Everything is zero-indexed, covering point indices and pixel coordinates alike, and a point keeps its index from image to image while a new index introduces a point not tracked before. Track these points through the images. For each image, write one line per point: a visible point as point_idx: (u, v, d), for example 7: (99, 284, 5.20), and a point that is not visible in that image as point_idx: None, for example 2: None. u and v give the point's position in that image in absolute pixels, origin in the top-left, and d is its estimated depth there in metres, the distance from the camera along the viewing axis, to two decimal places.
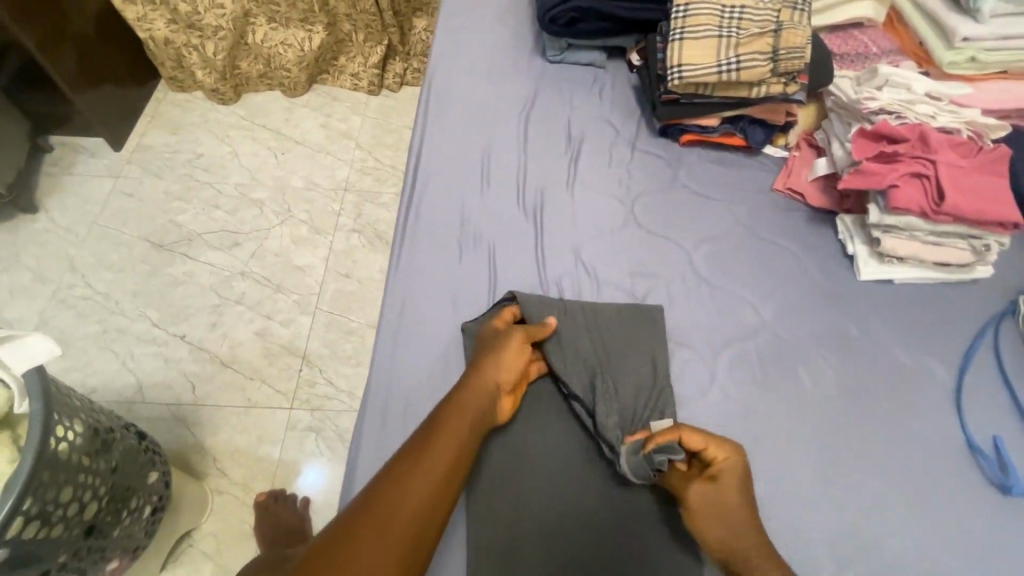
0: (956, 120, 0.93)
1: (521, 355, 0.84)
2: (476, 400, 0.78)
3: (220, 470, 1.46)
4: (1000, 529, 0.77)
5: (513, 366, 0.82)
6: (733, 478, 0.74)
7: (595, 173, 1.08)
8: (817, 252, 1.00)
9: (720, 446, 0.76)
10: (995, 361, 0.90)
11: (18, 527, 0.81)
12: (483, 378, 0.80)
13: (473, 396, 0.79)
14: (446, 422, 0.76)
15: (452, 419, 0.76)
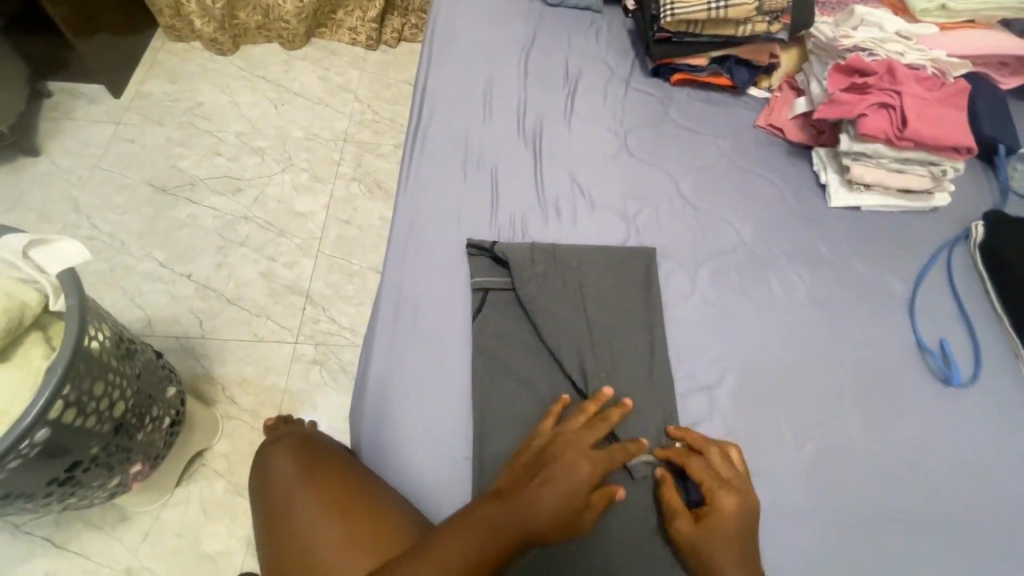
0: (922, 58, 1.01)
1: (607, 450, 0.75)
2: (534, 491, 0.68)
3: (229, 398, 1.54)
4: (939, 411, 0.88)
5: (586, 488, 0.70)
6: (724, 520, 0.72)
7: (591, 107, 1.15)
8: (793, 181, 1.09)
9: (720, 490, 0.74)
10: (947, 276, 1.00)
11: (59, 410, 0.88)
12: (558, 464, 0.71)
13: (534, 500, 0.68)
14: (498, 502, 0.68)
15: (490, 509, 0.67)
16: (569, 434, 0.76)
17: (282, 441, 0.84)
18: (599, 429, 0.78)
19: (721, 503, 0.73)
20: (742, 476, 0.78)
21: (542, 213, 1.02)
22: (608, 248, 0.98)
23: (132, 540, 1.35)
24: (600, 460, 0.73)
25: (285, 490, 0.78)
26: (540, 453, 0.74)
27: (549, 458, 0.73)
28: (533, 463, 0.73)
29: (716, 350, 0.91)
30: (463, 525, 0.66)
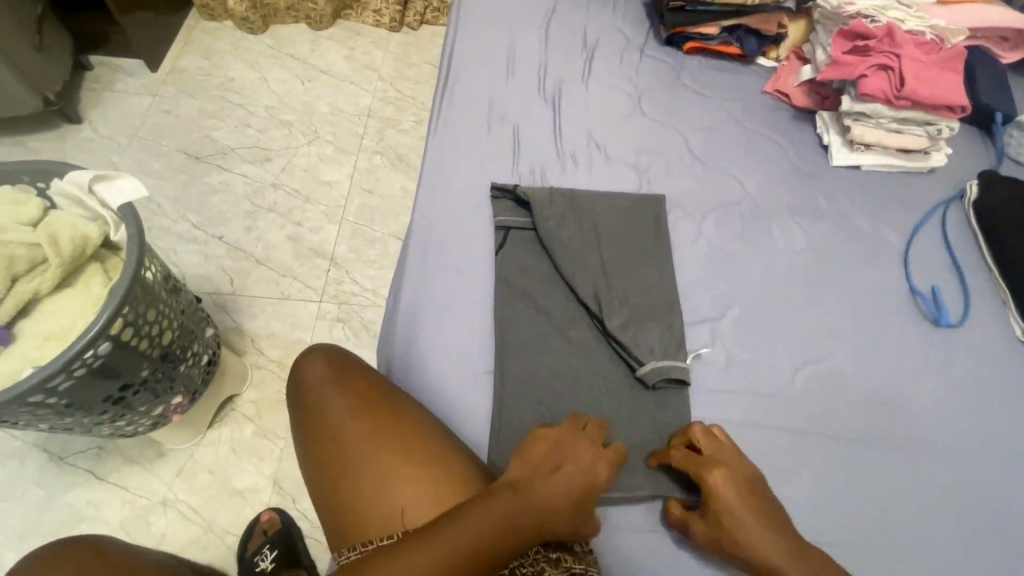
0: (922, 25, 1.07)
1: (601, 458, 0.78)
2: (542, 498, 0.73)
3: (258, 350, 1.63)
4: (927, 347, 0.95)
5: (588, 492, 0.75)
6: (727, 502, 0.76)
7: (608, 71, 1.23)
8: (797, 141, 1.16)
9: (706, 475, 0.78)
10: (941, 230, 1.07)
11: (118, 328, 0.97)
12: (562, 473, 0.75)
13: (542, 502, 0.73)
14: (509, 501, 0.72)
15: (503, 507, 0.71)
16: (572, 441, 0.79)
17: (316, 354, 0.92)
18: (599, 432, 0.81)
19: (716, 486, 0.77)
20: (727, 450, 0.81)
21: (560, 164, 1.09)
22: (618, 196, 1.05)
23: (167, 475, 1.44)
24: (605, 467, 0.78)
25: (318, 396, 0.87)
26: (549, 453, 0.77)
27: (556, 465, 0.76)
28: (540, 465, 0.76)
29: (719, 288, 0.98)
30: (478, 518, 0.70)
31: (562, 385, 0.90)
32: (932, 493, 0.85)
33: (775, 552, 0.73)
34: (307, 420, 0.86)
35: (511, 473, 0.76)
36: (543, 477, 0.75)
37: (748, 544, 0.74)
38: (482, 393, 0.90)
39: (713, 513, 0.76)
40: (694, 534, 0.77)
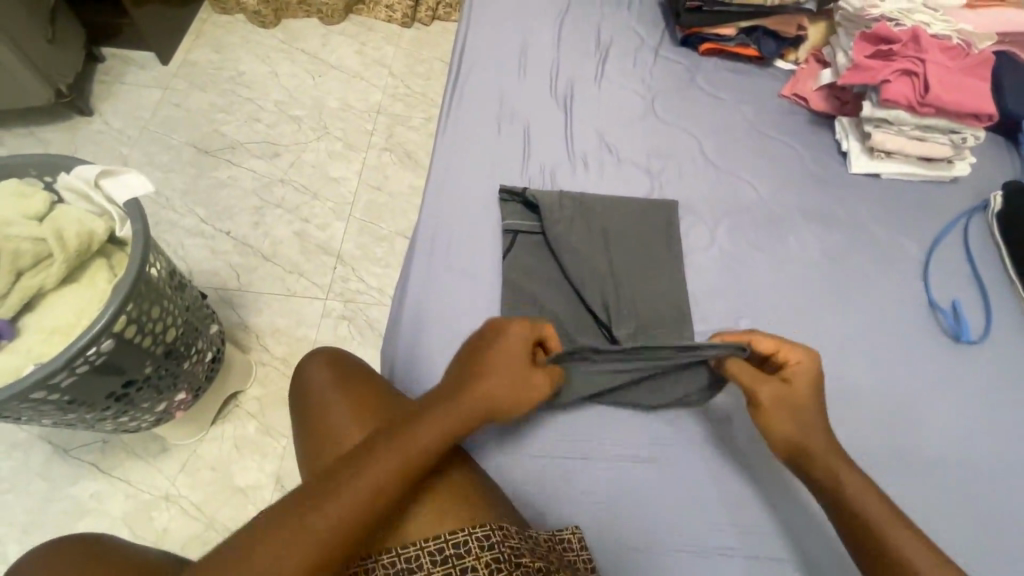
0: (948, 28, 1.03)
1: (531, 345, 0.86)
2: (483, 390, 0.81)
3: (263, 346, 1.63)
4: (946, 364, 0.92)
5: (520, 369, 0.83)
6: (805, 380, 0.82)
7: (621, 71, 1.20)
8: (815, 148, 1.12)
9: (795, 353, 0.84)
10: (963, 242, 1.03)
11: (122, 325, 0.97)
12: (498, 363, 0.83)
13: (478, 390, 0.81)
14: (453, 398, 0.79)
15: (443, 399, 0.79)
16: (495, 332, 0.85)
17: (314, 358, 0.90)
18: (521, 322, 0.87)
19: (801, 366, 0.83)
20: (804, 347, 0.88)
21: (570, 165, 1.07)
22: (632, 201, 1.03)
23: (171, 470, 1.44)
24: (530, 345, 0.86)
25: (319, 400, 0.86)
26: (473, 349, 0.85)
27: (484, 356, 0.84)
28: (474, 360, 0.84)
29: (731, 298, 0.96)
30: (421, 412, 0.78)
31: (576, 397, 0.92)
32: (948, 516, 0.82)
33: (822, 440, 0.80)
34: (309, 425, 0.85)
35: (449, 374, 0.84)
36: (475, 367, 0.83)
37: (809, 427, 0.80)
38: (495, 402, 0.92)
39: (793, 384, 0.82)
40: (764, 394, 0.82)
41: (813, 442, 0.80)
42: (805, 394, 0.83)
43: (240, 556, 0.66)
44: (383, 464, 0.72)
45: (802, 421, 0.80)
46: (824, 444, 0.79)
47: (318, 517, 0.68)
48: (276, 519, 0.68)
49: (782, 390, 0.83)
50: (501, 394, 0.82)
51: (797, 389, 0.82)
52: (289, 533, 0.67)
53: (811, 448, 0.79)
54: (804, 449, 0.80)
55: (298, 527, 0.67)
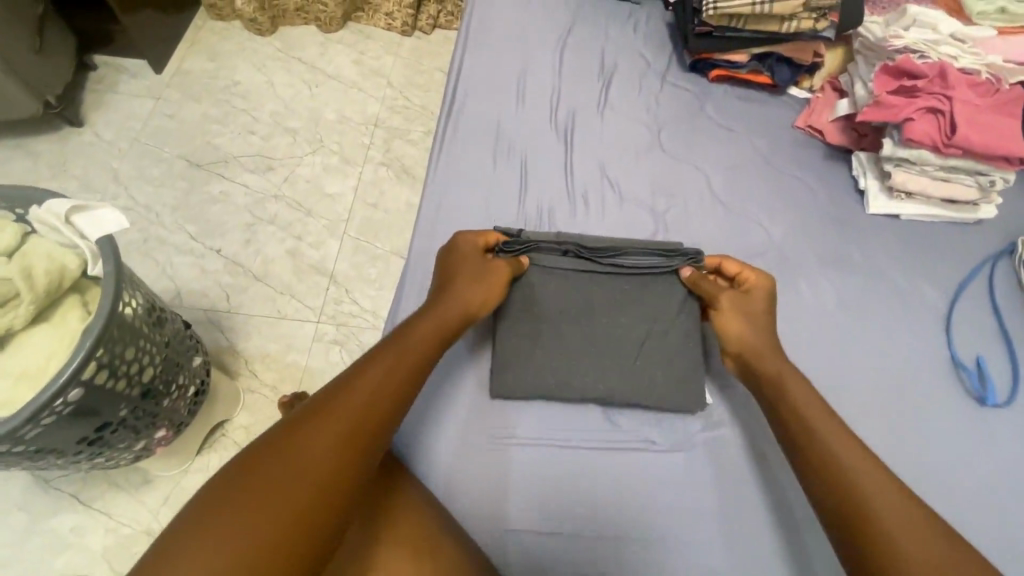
0: (977, 62, 0.96)
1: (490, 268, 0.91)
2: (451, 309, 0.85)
3: (252, 371, 1.58)
4: (970, 429, 0.86)
5: (491, 280, 0.89)
6: (760, 292, 0.88)
7: (626, 99, 1.14)
8: (830, 185, 1.06)
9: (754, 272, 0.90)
10: (989, 291, 0.97)
11: (93, 371, 0.92)
12: (467, 284, 0.87)
13: (456, 300, 0.86)
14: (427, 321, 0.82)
15: (424, 314, 0.83)
16: (460, 250, 0.91)
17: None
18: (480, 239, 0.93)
19: (756, 281, 0.89)
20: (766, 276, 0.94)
21: (569, 205, 1.02)
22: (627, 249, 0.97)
23: (154, 503, 1.39)
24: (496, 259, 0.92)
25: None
26: (443, 273, 0.89)
27: (454, 275, 0.88)
28: (446, 281, 0.88)
29: None
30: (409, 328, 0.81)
31: (571, 469, 0.85)
32: None
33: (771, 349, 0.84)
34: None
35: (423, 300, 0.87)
36: (449, 284, 0.88)
37: (759, 332, 0.85)
38: (483, 473, 0.84)
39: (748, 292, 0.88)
40: (719, 296, 0.89)
41: (763, 348, 0.84)
42: (762, 306, 0.88)
43: (252, 473, 0.58)
44: (388, 366, 0.74)
45: (754, 322, 0.86)
46: (773, 350, 0.84)
47: (338, 420, 0.65)
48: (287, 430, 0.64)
49: (740, 299, 0.89)
50: (471, 306, 0.87)
51: (752, 300, 0.88)
52: (310, 436, 0.63)
53: (760, 351, 0.84)
54: (752, 347, 0.85)
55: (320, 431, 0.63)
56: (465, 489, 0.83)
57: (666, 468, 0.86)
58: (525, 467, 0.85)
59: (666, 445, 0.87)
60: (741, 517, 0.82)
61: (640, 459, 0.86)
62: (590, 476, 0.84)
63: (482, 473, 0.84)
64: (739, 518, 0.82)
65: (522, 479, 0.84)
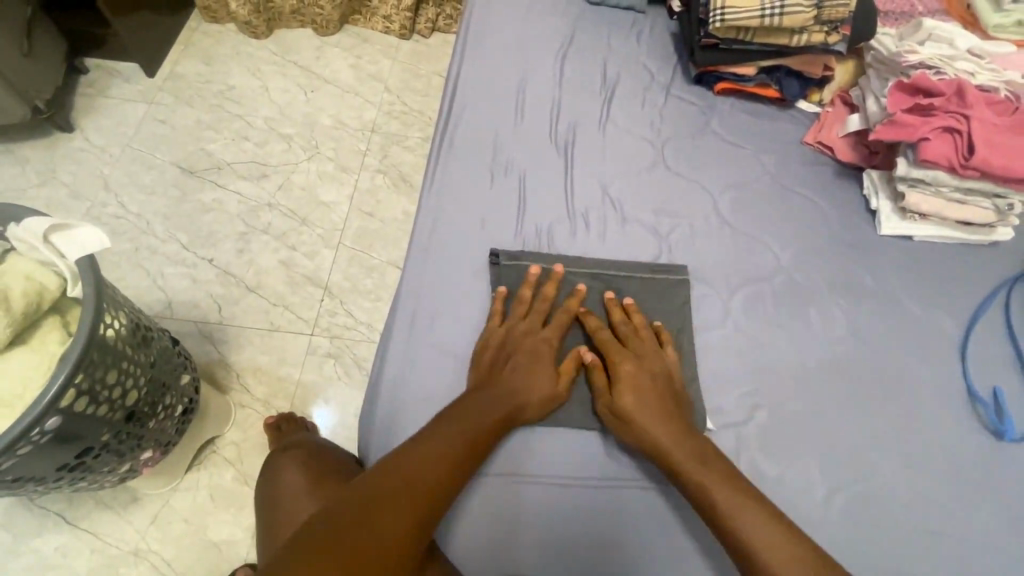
0: (996, 79, 0.93)
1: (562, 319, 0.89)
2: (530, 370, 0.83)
3: (243, 386, 1.54)
4: (987, 465, 0.82)
5: (549, 370, 0.84)
6: (633, 379, 0.82)
7: (628, 114, 1.10)
8: (840, 205, 1.02)
9: (618, 356, 0.84)
10: (1005, 319, 0.93)
11: (71, 399, 0.88)
12: (542, 343, 0.86)
13: (511, 386, 0.81)
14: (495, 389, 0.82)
15: (477, 400, 0.80)
16: (513, 327, 0.87)
17: (285, 446, 1.00)
18: (532, 315, 0.89)
19: (625, 368, 0.83)
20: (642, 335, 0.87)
21: (569, 226, 0.98)
22: (623, 273, 0.93)
23: (141, 522, 1.36)
24: (554, 332, 0.88)
25: (294, 498, 0.89)
26: (499, 351, 0.85)
27: (509, 360, 0.84)
28: (502, 361, 0.85)
29: (743, 383, 0.86)
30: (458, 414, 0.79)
31: (578, 514, 0.79)
32: None
33: (675, 442, 0.77)
34: (280, 528, 0.88)
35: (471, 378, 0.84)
36: (503, 368, 0.84)
37: (651, 427, 0.78)
38: (485, 515, 0.78)
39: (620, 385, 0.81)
40: (599, 406, 0.81)
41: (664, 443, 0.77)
42: (642, 392, 0.81)
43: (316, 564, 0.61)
44: (439, 455, 0.74)
45: (642, 416, 0.79)
46: (676, 439, 0.77)
47: (395, 507, 0.69)
48: (354, 507, 0.68)
49: (620, 395, 0.81)
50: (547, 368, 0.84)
51: (632, 393, 0.81)
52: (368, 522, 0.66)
53: (663, 451, 0.77)
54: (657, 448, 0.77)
55: (379, 515, 0.67)
56: (468, 527, 0.77)
57: (668, 509, 0.80)
58: (529, 508, 0.78)
59: (673, 482, 0.81)
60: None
61: (648, 498, 0.80)
62: (598, 518, 0.78)
63: (485, 513, 0.78)
64: None
65: (527, 522, 0.78)
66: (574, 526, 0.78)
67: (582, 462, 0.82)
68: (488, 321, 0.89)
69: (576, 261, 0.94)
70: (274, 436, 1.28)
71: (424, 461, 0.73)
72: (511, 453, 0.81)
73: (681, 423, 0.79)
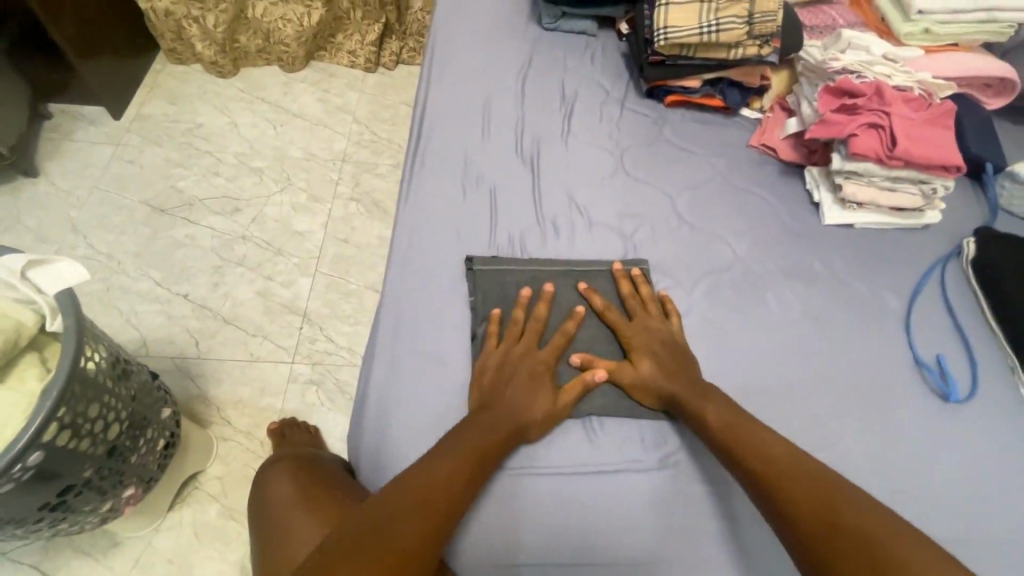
0: (910, 80, 1.04)
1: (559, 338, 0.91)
2: (521, 388, 0.85)
3: (225, 419, 1.52)
4: (938, 426, 0.88)
5: (549, 388, 0.86)
6: (644, 342, 0.90)
7: (588, 127, 1.18)
8: (787, 200, 1.11)
9: (628, 326, 0.92)
10: (941, 292, 1.02)
11: (54, 433, 0.88)
12: (538, 361, 0.88)
13: (514, 404, 0.83)
14: (493, 411, 0.83)
15: (482, 418, 0.82)
16: (512, 348, 0.90)
17: (272, 461, 1.01)
18: (529, 334, 0.91)
19: (635, 337, 0.91)
20: (652, 302, 0.95)
21: (540, 232, 1.04)
22: (578, 267, 0.99)
23: (122, 566, 1.32)
24: (552, 352, 0.90)
25: (283, 508, 0.90)
26: (499, 372, 0.87)
27: (510, 382, 0.86)
28: (505, 383, 0.86)
29: (712, 367, 0.92)
30: (460, 434, 0.80)
31: (575, 505, 0.81)
32: None
33: (686, 388, 0.85)
34: (270, 538, 0.88)
35: (475, 400, 0.86)
36: (504, 390, 0.85)
37: (662, 381, 0.86)
38: (488, 520, 0.79)
39: (635, 347, 0.90)
40: (616, 374, 0.88)
41: (679, 391, 0.85)
42: (654, 351, 0.89)
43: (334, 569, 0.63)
44: (446, 467, 0.76)
45: (656, 371, 0.87)
46: (688, 387, 0.85)
47: (408, 520, 0.70)
48: (365, 524, 0.69)
49: (635, 360, 0.89)
50: (535, 387, 0.86)
51: (643, 353, 0.89)
52: (378, 538, 0.67)
53: (679, 396, 0.85)
54: (674, 398, 0.85)
55: (398, 524, 0.69)
56: (473, 534, 0.79)
57: (650, 486, 0.83)
58: (527, 503, 0.81)
59: (653, 464, 0.84)
60: (740, 534, 0.81)
61: (631, 482, 0.83)
62: (583, 502, 0.81)
63: (488, 511, 0.80)
64: (738, 535, 0.81)
65: (520, 517, 0.80)
66: (569, 514, 0.80)
67: (571, 456, 0.84)
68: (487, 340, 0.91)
69: (539, 267, 0.99)
70: (276, 441, 1.31)
71: (430, 472, 0.75)
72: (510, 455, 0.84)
73: (689, 372, 0.87)
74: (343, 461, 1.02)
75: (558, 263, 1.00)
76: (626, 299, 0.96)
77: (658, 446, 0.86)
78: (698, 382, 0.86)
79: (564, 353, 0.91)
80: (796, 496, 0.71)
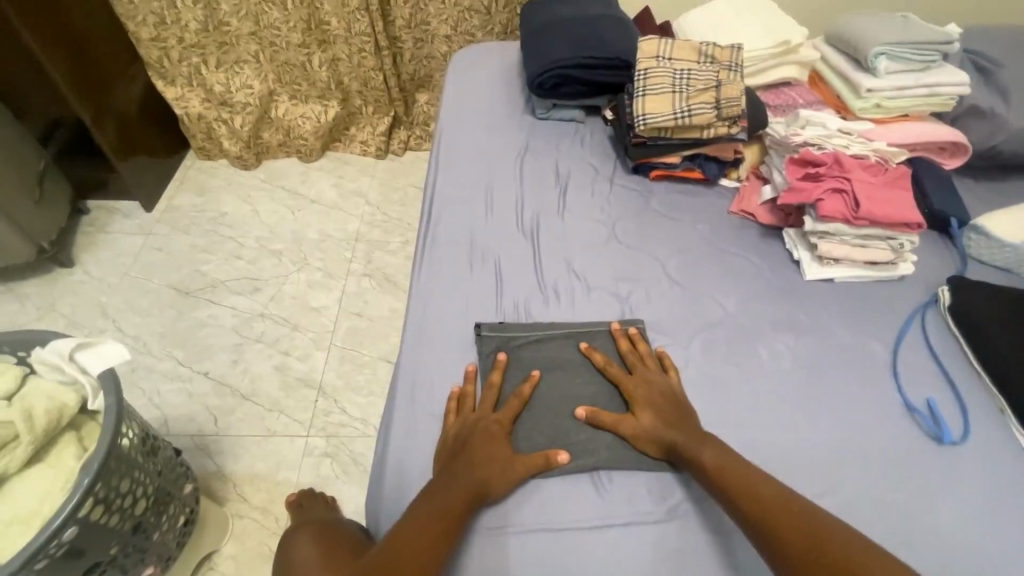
0: (866, 149, 1.17)
1: (514, 403, 0.96)
2: (481, 446, 0.89)
3: (241, 495, 1.54)
4: (934, 466, 0.92)
5: (506, 449, 0.90)
6: (646, 395, 0.96)
7: (581, 201, 1.30)
8: (768, 259, 1.20)
9: (631, 380, 0.98)
10: (924, 339, 1.08)
11: (88, 507, 0.92)
12: (489, 424, 0.92)
13: (476, 466, 0.86)
14: (459, 468, 0.86)
15: (446, 480, 0.85)
16: (467, 418, 0.94)
17: (297, 526, 1.05)
18: (484, 405, 0.96)
19: (637, 389, 0.96)
20: (648, 357, 1.02)
21: (542, 297, 1.13)
22: (574, 330, 1.07)
23: None
24: (505, 416, 0.95)
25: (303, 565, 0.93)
26: (458, 439, 0.90)
27: (467, 444, 0.89)
28: (465, 448, 0.89)
29: (712, 418, 0.97)
30: (425, 498, 0.83)
31: (578, 557, 0.83)
32: None
33: (685, 438, 0.90)
34: None
35: (436, 466, 0.89)
36: (466, 453, 0.88)
37: (664, 432, 0.91)
38: (479, 566, 0.83)
39: (637, 399, 0.95)
40: (622, 426, 0.93)
41: (678, 442, 0.90)
42: (655, 403, 0.95)
43: None
44: (417, 530, 0.79)
45: (658, 422, 0.92)
46: (690, 438, 0.89)
47: None
48: None
49: (638, 412, 0.94)
50: (500, 450, 0.89)
51: (645, 405, 0.95)
52: None
53: (680, 447, 0.89)
54: (677, 448, 0.89)
55: None
56: None
57: (656, 538, 0.86)
58: (525, 556, 0.83)
59: (655, 514, 0.88)
60: None
61: (631, 531, 0.86)
62: (591, 555, 0.84)
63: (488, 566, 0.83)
64: None
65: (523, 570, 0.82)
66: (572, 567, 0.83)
67: (572, 508, 0.88)
68: (450, 407, 0.96)
69: (539, 334, 1.06)
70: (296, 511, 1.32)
71: (404, 536, 0.78)
72: (508, 510, 0.87)
73: (688, 421, 0.92)
74: (362, 526, 1.06)
75: (554, 329, 1.07)
76: (626, 354, 1.02)
77: (672, 496, 0.89)
78: (696, 431, 0.90)
79: (517, 418, 0.96)
80: (774, 529, 0.76)
